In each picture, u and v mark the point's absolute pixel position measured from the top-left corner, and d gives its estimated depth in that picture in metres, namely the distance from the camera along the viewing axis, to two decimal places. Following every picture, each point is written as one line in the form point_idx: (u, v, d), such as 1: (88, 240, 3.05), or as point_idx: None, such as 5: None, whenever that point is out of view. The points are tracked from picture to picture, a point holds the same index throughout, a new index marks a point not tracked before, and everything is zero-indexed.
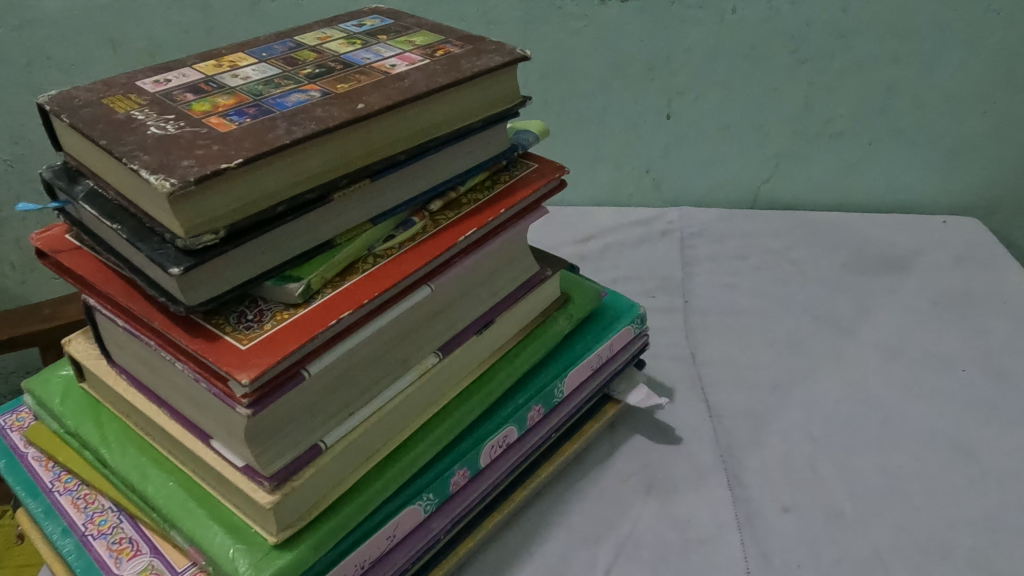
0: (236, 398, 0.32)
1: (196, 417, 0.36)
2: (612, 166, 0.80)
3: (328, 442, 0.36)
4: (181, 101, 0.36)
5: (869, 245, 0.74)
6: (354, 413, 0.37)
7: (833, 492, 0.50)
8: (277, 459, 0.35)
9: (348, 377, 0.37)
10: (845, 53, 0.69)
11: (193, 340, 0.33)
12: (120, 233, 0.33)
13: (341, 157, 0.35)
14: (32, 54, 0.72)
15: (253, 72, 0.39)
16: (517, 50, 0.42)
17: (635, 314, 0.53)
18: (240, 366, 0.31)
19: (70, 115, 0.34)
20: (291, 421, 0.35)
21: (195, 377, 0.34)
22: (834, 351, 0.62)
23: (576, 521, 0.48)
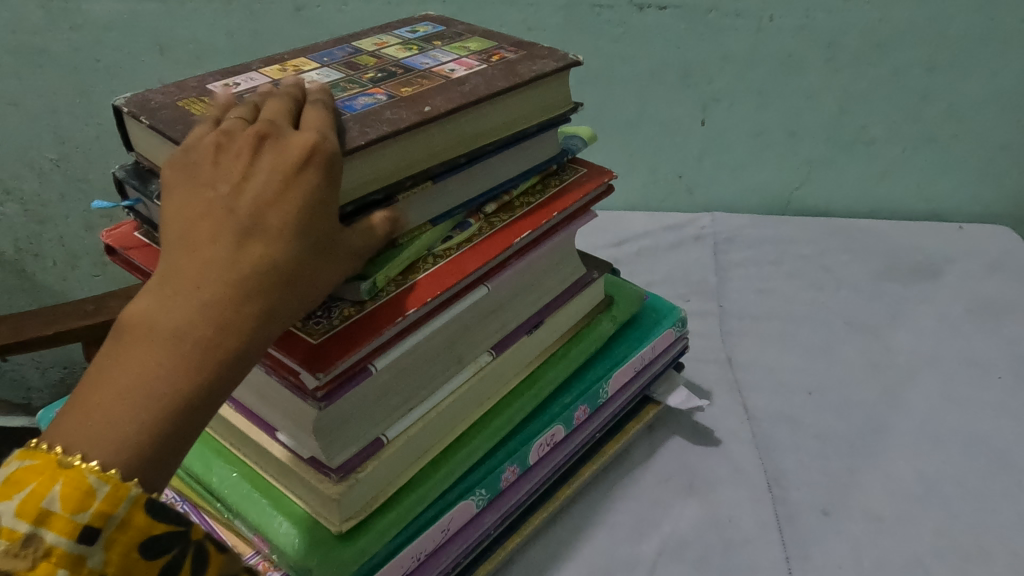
0: (309, 390, 0.33)
1: (262, 409, 0.37)
2: (645, 171, 0.81)
3: (389, 436, 0.37)
4: (253, 105, 0.37)
5: (902, 252, 0.74)
6: (413, 409, 0.38)
7: (871, 495, 0.51)
8: (342, 451, 0.35)
9: (408, 374, 0.38)
10: (880, 62, 0.70)
11: None
12: None
13: (407, 159, 0.36)
14: (82, 57, 0.74)
15: (318, 76, 0.41)
16: (570, 55, 0.43)
17: (676, 316, 0.53)
18: (313, 360, 0.32)
19: (149, 117, 0.36)
20: (356, 415, 0.36)
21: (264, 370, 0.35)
22: (869, 357, 0.63)
23: (620, 520, 0.49)
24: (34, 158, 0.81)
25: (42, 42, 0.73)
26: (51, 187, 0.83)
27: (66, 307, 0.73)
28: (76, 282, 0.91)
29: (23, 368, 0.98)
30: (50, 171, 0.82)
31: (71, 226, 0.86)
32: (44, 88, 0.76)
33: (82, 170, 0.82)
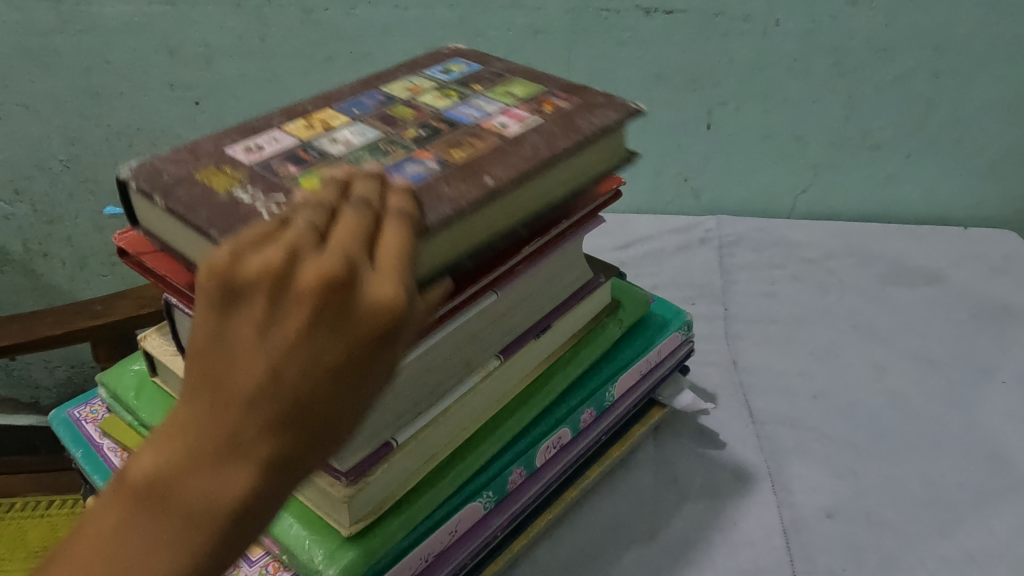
0: None
1: None
2: (651, 174, 0.81)
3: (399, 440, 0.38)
4: (283, 176, 0.37)
5: (906, 256, 0.75)
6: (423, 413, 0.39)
7: (876, 500, 0.51)
8: (351, 455, 0.36)
9: (417, 379, 0.38)
10: (886, 67, 0.70)
11: None
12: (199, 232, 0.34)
13: (468, 240, 0.36)
14: (92, 59, 0.75)
15: (351, 136, 0.41)
16: (629, 103, 0.45)
17: (682, 321, 0.54)
18: None
19: (167, 197, 0.36)
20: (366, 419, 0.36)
21: None
22: (874, 361, 0.63)
23: (625, 522, 0.49)
24: (44, 159, 0.81)
25: (53, 45, 0.73)
26: (60, 188, 0.83)
27: (74, 307, 0.73)
28: (83, 281, 0.91)
29: (30, 367, 0.98)
30: (59, 172, 0.82)
31: (79, 226, 0.87)
32: (54, 90, 0.76)
33: (91, 171, 0.82)
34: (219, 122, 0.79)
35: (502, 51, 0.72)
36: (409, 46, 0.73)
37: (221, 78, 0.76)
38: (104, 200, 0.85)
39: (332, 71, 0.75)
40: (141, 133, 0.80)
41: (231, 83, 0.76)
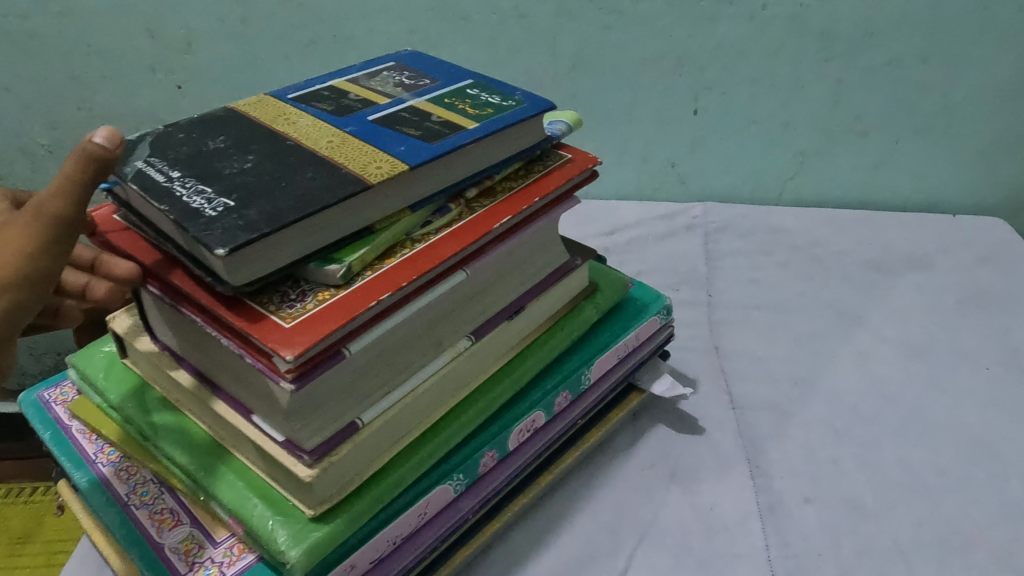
0: (280, 372, 0.33)
1: (239, 392, 0.37)
2: (638, 160, 0.81)
3: (365, 419, 0.37)
4: (244, 172, 0.37)
5: (893, 243, 0.74)
6: (390, 393, 0.38)
7: (854, 484, 0.51)
8: (316, 435, 0.35)
9: (384, 359, 0.38)
10: (873, 51, 0.69)
11: (237, 317, 0.34)
12: (167, 213, 0.34)
13: None
14: (72, 42, 0.74)
15: (311, 130, 0.41)
16: None
17: (661, 305, 0.53)
18: (284, 343, 0.32)
19: (136, 179, 0.36)
20: (331, 398, 0.36)
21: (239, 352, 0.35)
22: (857, 346, 0.62)
23: (601, 507, 0.49)
24: (26, 143, 0.81)
25: (33, 27, 0.73)
26: (44, 173, 0.83)
27: None
28: None
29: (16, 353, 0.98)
30: (42, 157, 0.82)
31: None
32: (35, 74, 0.76)
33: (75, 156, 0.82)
34: (202, 106, 0.79)
35: (486, 35, 0.72)
36: (392, 29, 0.72)
37: (203, 62, 0.75)
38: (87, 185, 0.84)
39: (315, 55, 0.74)
40: (124, 117, 0.79)
41: (214, 67, 0.76)
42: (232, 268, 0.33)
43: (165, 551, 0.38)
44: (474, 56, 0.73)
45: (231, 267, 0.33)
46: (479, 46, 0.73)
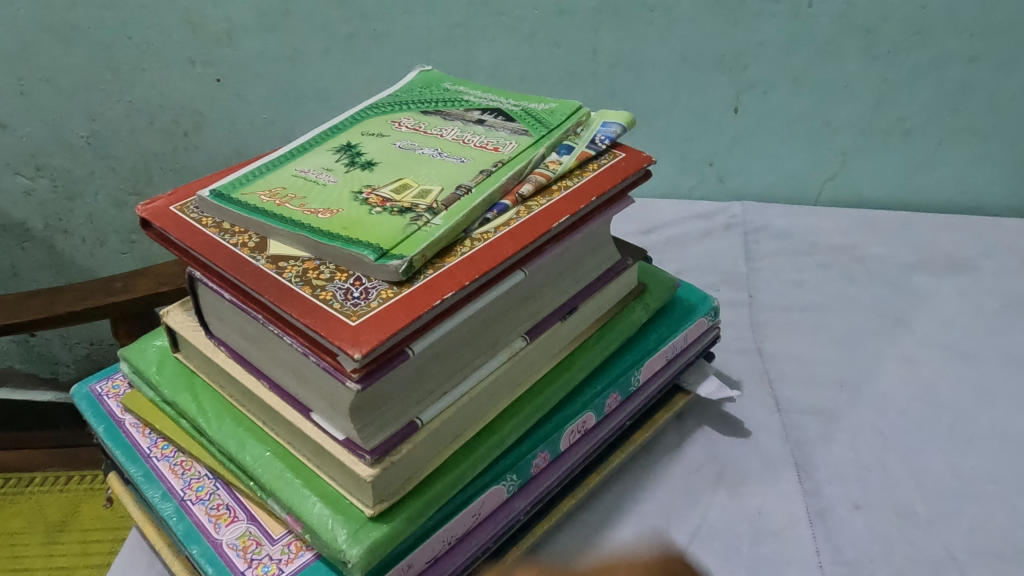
0: (347, 372, 0.33)
1: (298, 390, 0.37)
2: (676, 158, 0.80)
3: (424, 419, 0.37)
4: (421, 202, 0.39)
5: (936, 245, 0.73)
6: (448, 393, 0.38)
7: (904, 491, 0.50)
8: (377, 434, 0.35)
9: (443, 358, 0.37)
10: (920, 50, 0.68)
11: (304, 315, 0.34)
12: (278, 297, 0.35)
13: None
14: (114, 34, 0.74)
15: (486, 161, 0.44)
16: None
17: (709, 306, 0.53)
18: (351, 342, 0.32)
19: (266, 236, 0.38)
20: (392, 397, 0.36)
21: (303, 352, 0.34)
22: (902, 350, 0.62)
23: (648, 510, 0.49)
24: (65, 135, 0.81)
25: (74, 19, 0.73)
26: (82, 165, 0.84)
27: (95, 284, 0.74)
28: (103, 259, 0.92)
29: (50, 344, 0.99)
30: (80, 148, 0.82)
31: (100, 204, 0.87)
32: (75, 65, 0.76)
33: (112, 148, 0.82)
34: (240, 100, 0.79)
35: (527, 31, 0.71)
36: (433, 24, 0.72)
37: (242, 54, 0.75)
38: (124, 177, 0.85)
39: (355, 49, 0.74)
40: (162, 109, 0.80)
41: (252, 61, 0.76)
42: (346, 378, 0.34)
43: (223, 547, 0.38)
44: (514, 52, 0.73)
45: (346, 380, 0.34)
46: (520, 42, 0.72)
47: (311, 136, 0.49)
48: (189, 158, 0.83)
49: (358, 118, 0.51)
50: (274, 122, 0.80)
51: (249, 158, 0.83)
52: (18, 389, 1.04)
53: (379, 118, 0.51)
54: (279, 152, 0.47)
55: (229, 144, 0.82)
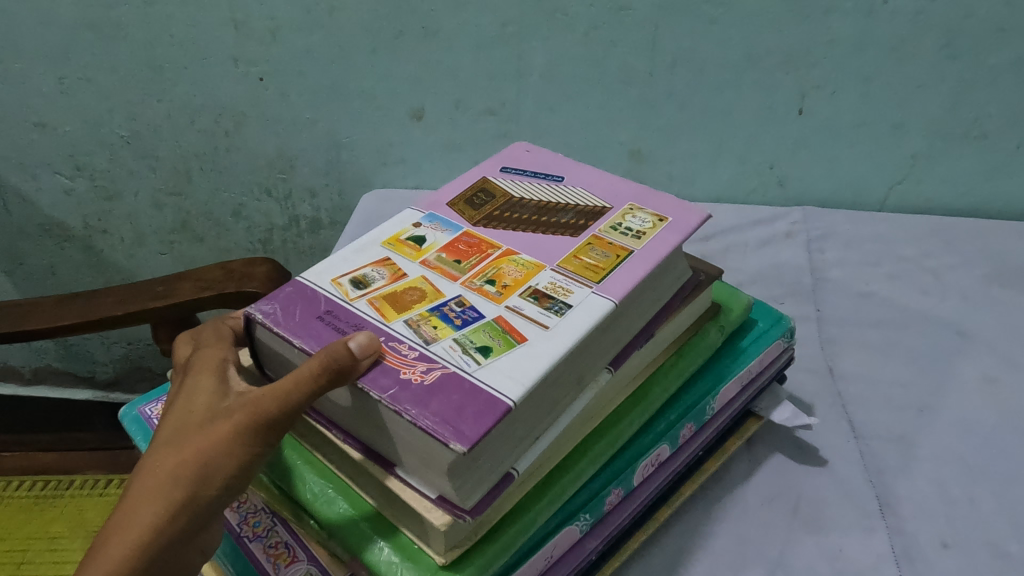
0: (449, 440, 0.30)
1: (373, 433, 0.35)
2: (735, 162, 0.76)
3: (520, 469, 0.34)
4: None
5: (1015, 255, 0.68)
6: (540, 439, 0.35)
7: (997, 528, 0.47)
8: (475, 491, 0.33)
9: (535, 405, 0.34)
10: (1004, 49, 0.64)
11: (412, 405, 0.32)
12: (381, 399, 0.32)
13: None
14: (156, 32, 0.72)
15: None
16: None
17: (785, 327, 0.50)
18: (454, 432, 0.30)
19: None
20: (488, 450, 0.33)
21: (397, 408, 0.32)
22: (984, 371, 0.57)
23: (721, 545, 0.46)
24: (107, 134, 0.81)
25: (115, 16, 0.71)
26: (121, 163, 0.83)
27: (135, 287, 0.73)
28: (142, 258, 0.93)
29: (88, 343, 0.98)
30: (121, 147, 0.82)
31: (139, 204, 0.87)
32: (117, 64, 0.75)
33: (152, 148, 0.81)
34: (282, 99, 0.76)
35: (582, 29, 0.68)
36: (484, 22, 0.68)
37: (286, 53, 0.73)
38: (164, 178, 0.84)
39: (401, 48, 0.71)
40: (204, 109, 0.78)
41: (297, 60, 0.73)
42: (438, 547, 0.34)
43: None
44: (568, 51, 0.69)
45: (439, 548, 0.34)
46: (574, 41, 0.69)
47: (481, 299, 0.38)
48: (230, 159, 0.82)
49: (523, 270, 0.40)
50: (318, 124, 0.78)
51: (292, 159, 0.81)
52: (55, 387, 1.04)
53: (542, 266, 0.40)
54: (446, 337, 0.36)
55: (270, 144, 0.80)
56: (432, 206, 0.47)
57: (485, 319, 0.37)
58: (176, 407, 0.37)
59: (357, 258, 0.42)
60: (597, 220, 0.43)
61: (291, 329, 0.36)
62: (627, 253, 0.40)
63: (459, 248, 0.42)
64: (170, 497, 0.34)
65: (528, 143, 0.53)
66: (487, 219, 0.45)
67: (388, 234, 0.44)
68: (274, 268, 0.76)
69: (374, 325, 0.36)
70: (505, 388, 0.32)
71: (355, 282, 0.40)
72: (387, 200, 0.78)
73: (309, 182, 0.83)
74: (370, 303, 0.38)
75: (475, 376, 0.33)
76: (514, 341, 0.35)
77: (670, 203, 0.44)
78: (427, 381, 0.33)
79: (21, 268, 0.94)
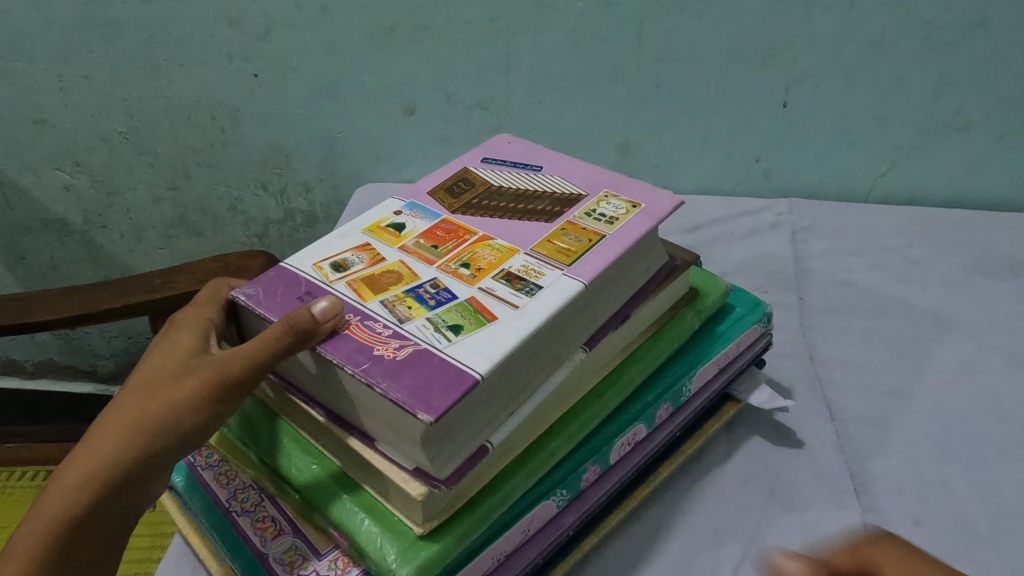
0: (416, 409, 0.31)
1: (354, 413, 0.36)
2: (722, 155, 0.77)
3: (493, 442, 0.35)
4: None
5: (996, 244, 0.69)
6: (514, 414, 0.36)
7: (968, 507, 0.48)
8: (449, 462, 0.34)
9: (506, 380, 0.36)
10: (983, 42, 0.65)
11: (382, 380, 0.33)
12: (352, 373, 0.34)
13: None
14: (152, 30, 0.74)
15: None
16: None
17: (761, 313, 0.51)
18: (422, 403, 0.32)
19: None
20: (460, 423, 0.34)
21: (369, 381, 0.33)
22: (961, 356, 0.59)
23: (698, 522, 0.47)
24: (106, 131, 0.82)
25: (113, 14, 0.73)
26: (120, 159, 0.85)
27: (133, 280, 0.74)
28: (141, 253, 0.94)
29: (89, 337, 1.00)
30: (119, 143, 0.83)
31: (138, 199, 0.89)
32: (114, 61, 0.76)
33: (150, 144, 0.83)
34: (277, 95, 0.78)
35: (569, 25, 0.69)
36: (473, 17, 0.70)
37: (280, 50, 0.74)
38: (162, 173, 0.86)
39: (393, 43, 0.72)
40: (200, 105, 0.79)
41: (291, 57, 0.75)
42: (417, 519, 0.35)
43: (271, 561, 0.38)
44: (556, 46, 0.71)
45: (418, 520, 0.35)
46: (561, 36, 0.70)
47: (456, 282, 0.39)
48: (226, 154, 0.83)
49: (496, 254, 0.41)
50: (312, 119, 0.79)
51: (287, 154, 0.83)
52: (57, 380, 1.06)
53: (516, 249, 0.42)
54: (420, 316, 0.37)
55: (265, 140, 0.82)
56: (413, 196, 0.48)
57: (458, 299, 0.38)
58: (151, 360, 0.40)
59: (337, 244, 0.43)
60: (573, 207, 0.45)
61: (267, 308, 0.38)
62: (600, 237, 0.41)
63: (436, 235, 0.44)
64: (126, 442, 0.36)
65: (509, 134, 0.54)
66: (467, 207, 0.46)
67: (369, 221, 0.45)
68: (269, 261, 0.78)
69: (352, 305, 0.38)
70: (471, 362, 0.33)
71: (335, 266, 0.41)
72: (380, 194, 0.80)
73: (304, 176, 0.85)
74: (348, 285, 0.40)
75: (445, 352, 0.34)
76: (484, 319, 0.36)
77: (643, 190, 0.46)
78: (400, 357, 0.34)
79: (23, 263, 0.95)
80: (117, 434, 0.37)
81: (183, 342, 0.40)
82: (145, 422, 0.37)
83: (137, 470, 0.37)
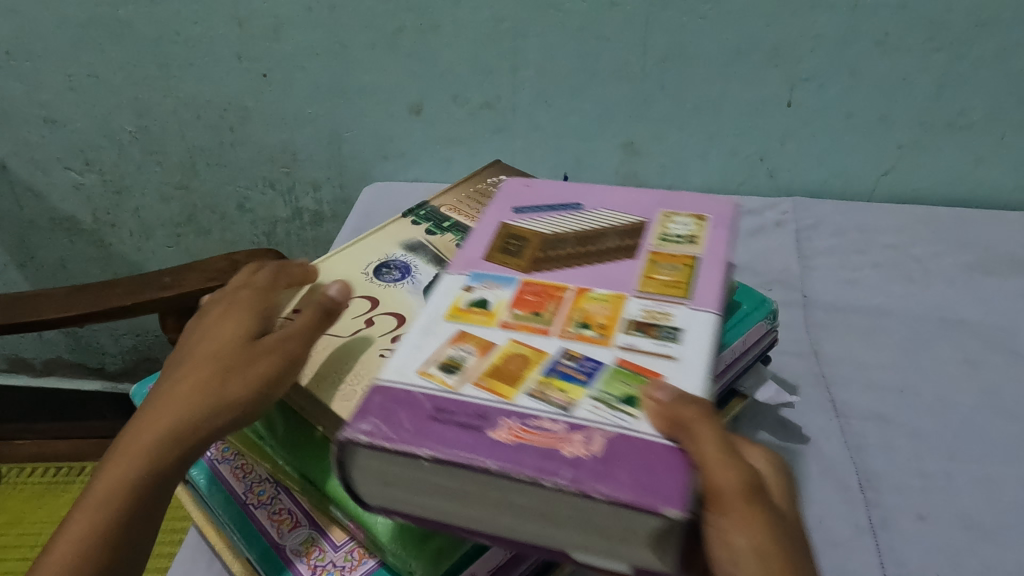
0: (664, 507, 0.29)
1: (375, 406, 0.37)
2: (726, 154, 0.78)
3: None
4: None
5: (999, 242, 0.70)
6: None
7: (971, 501, 0.49)
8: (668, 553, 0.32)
9: None
10: (986, 42, 0.66)
11: (603, 483, 0.30)
12: (562, 480, 0.30)
13: None
14: (162, 31, 0.75)
15: None
16: None
17: (767, 310, 0.52)
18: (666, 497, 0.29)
19: None
20: None
21: (581, 489, 0.30)
22: (964, 353, 0.59)
23: None
24: (115, 130, 0.83)
25: (123, 14, 0.74)
26: (129, 158, 0.86)
27: (143, 278, 0.75)
28: (149, 251, 0.95)
29: (98, 334, 1.00)
30: (129, 143, 0.84)
31: (147, 198, 0.90)
32: (124, 61, 0.77)
33: (159, 143, 0.84)
34: (286, 95, 0.79)
35: (576, 25, 0.70)
36: (481, 18, 0.70)
37: (288, 50, 0.75)
38: (171, 172, 0.87)
39: (401, 43, 0.73)
40: (210, 105, 0.80)
41: (299, 56, 0.75)
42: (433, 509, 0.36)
43: (288, 552, 0.39)
44: (563, 45, 0.71)
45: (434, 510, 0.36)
46: (568, 36, 0.71)
47: (591, 346, 0.38)
48: (235, 153, 0.84)
49: (608, 307, 0.40)
50: (320, 118, 0.80)
51: (295, 153, 0.83)
52: (66, 378, 1.07)
53: (624, 295, 0.41)
54: (584, 398, 0.34)
55: (274, 139, 0.82)
56: (471, 265, 0.45)
57: (607, 365, 0.36)
58: (198, 346, 0.41)
59: (428, 343, 0.38)
60: (643, 236, 0.46)
61: (409, 438, 0.33)
62: (692, 259, 0.44)
63: (528, 300, 0.41)
64: (162, 439, 0.37)
65: (521, 179, 0.55)
66: (541, 262, 0.45)
67: (446, 307, 0.41)
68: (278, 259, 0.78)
69: (499, 406, 0.34)
70: (672, 434, 0.32)
71: (447, 368, 0.36)
72: (388, 193, 0.80)
73: (312, 175, 0.85)
74: (479, 386, 0.35)
75: (645, 433, 0.32)
76: (659, 384, 0.35)
77: (696, 203, 0.50)
78: (599, 452, 0.31)
79: (33, 261, 0.96)
80: (158, 432, 0.37)
81: (233, 325, 0.41)
82: (177, 425, 0.37)
83: (207, 427, 0.38)
